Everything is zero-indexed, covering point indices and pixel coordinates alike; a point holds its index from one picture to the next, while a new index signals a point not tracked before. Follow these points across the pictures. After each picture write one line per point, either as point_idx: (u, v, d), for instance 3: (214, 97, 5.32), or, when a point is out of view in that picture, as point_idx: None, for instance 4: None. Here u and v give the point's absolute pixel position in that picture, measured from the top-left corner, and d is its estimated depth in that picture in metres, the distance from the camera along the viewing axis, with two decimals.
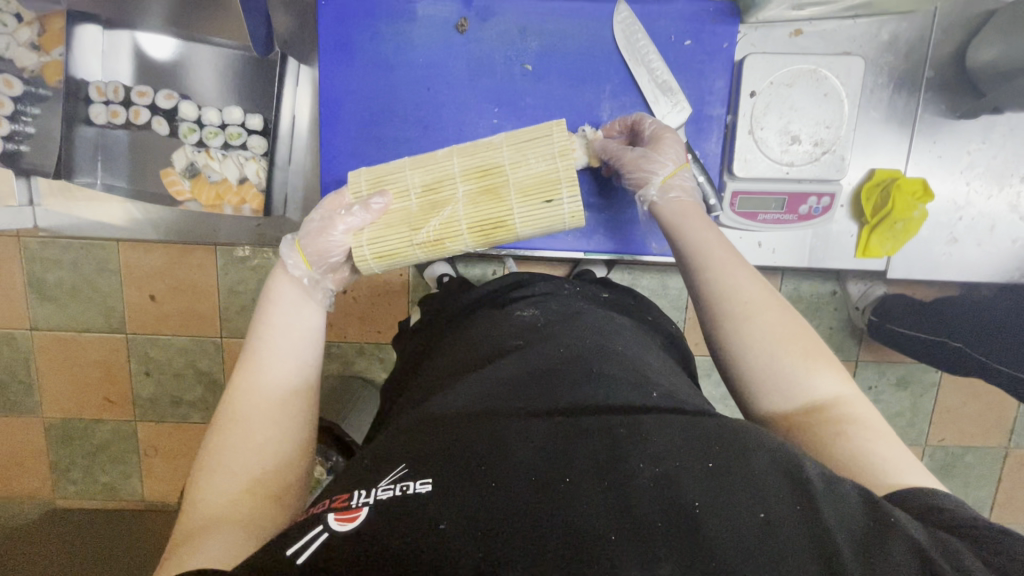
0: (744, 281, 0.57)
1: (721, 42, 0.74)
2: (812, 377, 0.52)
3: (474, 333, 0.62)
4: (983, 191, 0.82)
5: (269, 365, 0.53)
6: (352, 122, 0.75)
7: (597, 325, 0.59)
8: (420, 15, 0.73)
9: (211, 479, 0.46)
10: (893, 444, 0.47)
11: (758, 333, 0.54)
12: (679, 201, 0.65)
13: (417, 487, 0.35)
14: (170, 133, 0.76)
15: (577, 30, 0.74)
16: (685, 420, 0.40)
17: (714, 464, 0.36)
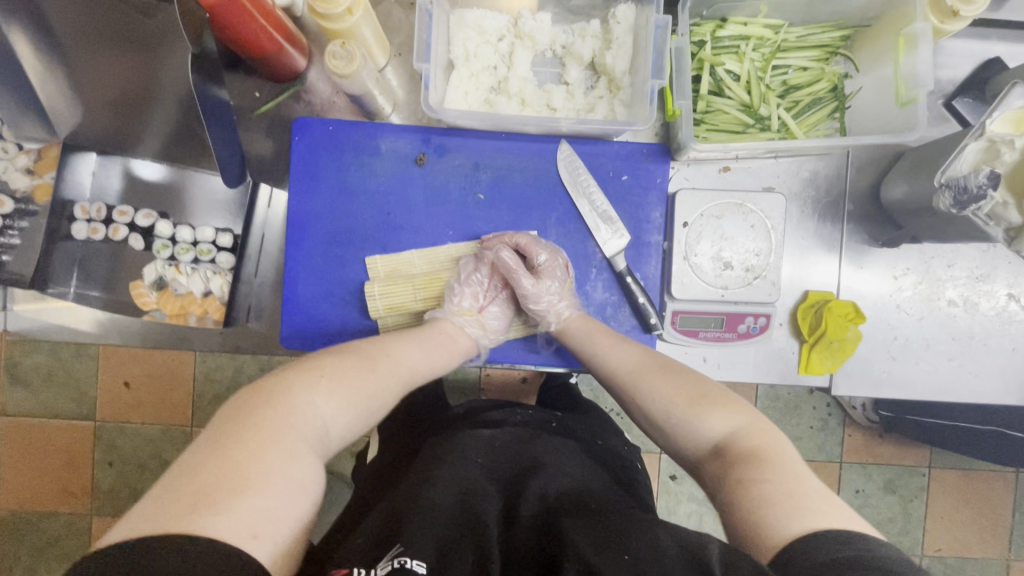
0: (649, 373, 0.64)
1: (655, 178, 0.82)
2: (705, 417, 0.57)
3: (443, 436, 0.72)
4: (914, 312, 0.86)
5: (386, 378, 0.64)
6: (316, 241, 0.81)
7: (574, 448, 0.68)
8: (383, 149, 0.81)
9: (281, 423, 0.52)
10: (794, 479, 0.47)
11: (651, 401, 0.62)
12: (573, 316, 0.77)
13: (414, 565, 0.47)
14: (145, 247, 0.82)
15: (525, 165, 0.82)
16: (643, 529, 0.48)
17: (640, 557, 0.45)
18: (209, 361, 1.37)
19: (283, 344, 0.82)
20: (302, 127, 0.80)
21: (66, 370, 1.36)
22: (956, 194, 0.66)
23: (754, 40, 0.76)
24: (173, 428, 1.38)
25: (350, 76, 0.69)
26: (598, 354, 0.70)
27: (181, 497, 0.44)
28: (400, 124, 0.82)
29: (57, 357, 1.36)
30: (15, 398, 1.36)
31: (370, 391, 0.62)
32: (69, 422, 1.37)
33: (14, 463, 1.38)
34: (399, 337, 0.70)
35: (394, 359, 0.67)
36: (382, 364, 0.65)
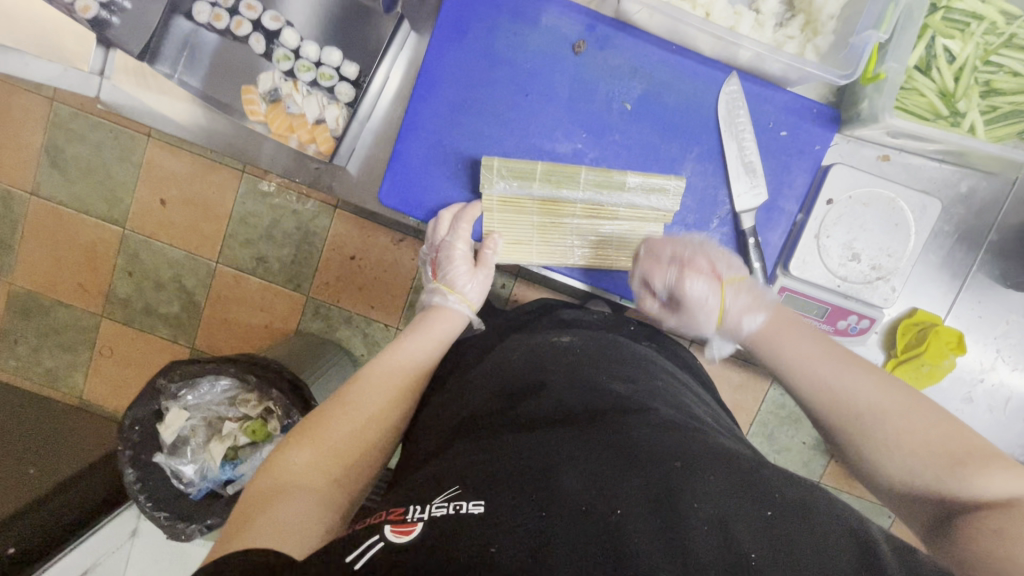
0: (885, 405, 0.53)
1: (814, 144, 0.76)
2: (890, 429, 0.52)
3: (505, 354, 0.65)
4: (1008, 361, 0.83)
5: (379, 375, 0.63)
6: (444, 102, 0.75)
7: (654, 367, 0.63)
8: (542, 23, 0.73)
9: (313, 454, 0.55)
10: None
11: (894, 440, 0.51)
12: (716, 252, 0.68)
13: (471, 508, 0.39)
14: (264, 53, 0.76)
15: (684, 87, 0.75)
16: (734, 468, 0.43)
17: (772, 512, 0.40)
18: (249, 204, 1.32)
19: (380, 199, 0.77)
20: None
21: (105, 168, 1.32)
22: None
23: (987, 23, 0.68)
24: (200, 258, 1.36)
25: None
26: (778, 338, 0.60)
27: (239, 517, 0.49)
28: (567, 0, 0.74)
29: (97, 153, 1.31)
30: (49, 181, 1.33)
31: (366, 401, 0.61)
32: (100, 223, 1.35)
33: (36, 247, 1.37)
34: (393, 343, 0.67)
35: (393, 360, 0.65)
36: (371, 376, 0.63)
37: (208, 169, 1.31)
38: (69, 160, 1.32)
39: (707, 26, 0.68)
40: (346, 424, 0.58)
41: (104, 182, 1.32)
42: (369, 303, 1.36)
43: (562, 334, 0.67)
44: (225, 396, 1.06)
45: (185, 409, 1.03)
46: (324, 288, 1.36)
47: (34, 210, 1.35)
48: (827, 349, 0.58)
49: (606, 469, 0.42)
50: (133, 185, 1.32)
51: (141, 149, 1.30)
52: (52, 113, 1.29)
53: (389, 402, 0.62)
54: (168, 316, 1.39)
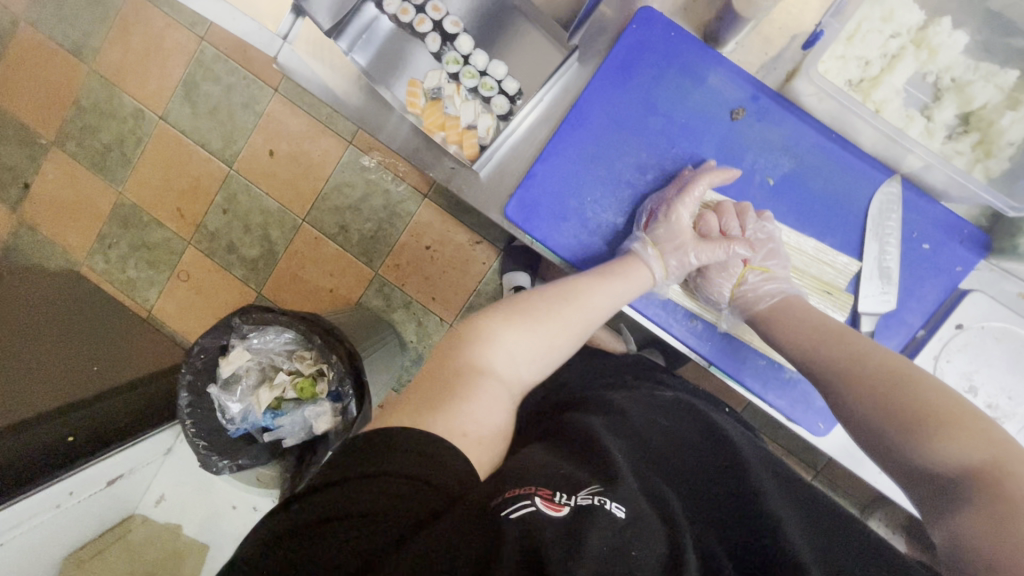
0: (872, 384, 0.60)
1: (954, 266, 0.73)
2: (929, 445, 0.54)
3: (611, 387, 0.69)
4: None
5: (582, 307, 0.66)
6: (592, 133, 0.76)
7: (746, 436, 0.66)
8: (708, 83, 0.74)
9: (504, 350, 0.59)
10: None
11: (875, 421, 0.59)
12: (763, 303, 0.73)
13: (614, 508, 0.43)
14: (436, 52, 0.81)
15: (833, 176, 0.74)
16: (841, 548, 0.49)
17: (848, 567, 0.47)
18: (347, 174, 1.39)
19: (504, 212, 0.79)
20: (646, 19, 0.74)
21: (230, 110, 1.41)
22: None
23: None
24: (290, 213, 1.43)
25: None
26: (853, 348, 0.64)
27: (425, 389, 0.53)
28: (739, 67, 0.75)
29: (227, 95, 1.41)
30: (178, 110, 1.44)
31: (546, 332, 0.63)
32: (211, 158, 1.45)
33: (147, 164, 1.48)
34: (584, 288, 0.68)
35: (580, 301, 0.66)
36: (554, 310, 0.64)
37: (321, 133, 1.39)
38: (201, 95, 1.42)
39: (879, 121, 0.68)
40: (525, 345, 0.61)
41: (225, 122, 1.42)
42: (431, 295, 1.39)
43: (666, 390, 0.69)
44: (284, 348, 1.09)
45: (247, 350, 1.06)
46: (392, 268, 1.40)
47: (158, 132, 1.46)
48: (829, 338, 0.66)
49: (692, 507, 0.50)
50: (249, 131, 1.42)
51: (266, 102, 1.39)
52: (199, 51, 1.41)
53: (562, 345, 0.65)
54: (246, 258, 1.46)
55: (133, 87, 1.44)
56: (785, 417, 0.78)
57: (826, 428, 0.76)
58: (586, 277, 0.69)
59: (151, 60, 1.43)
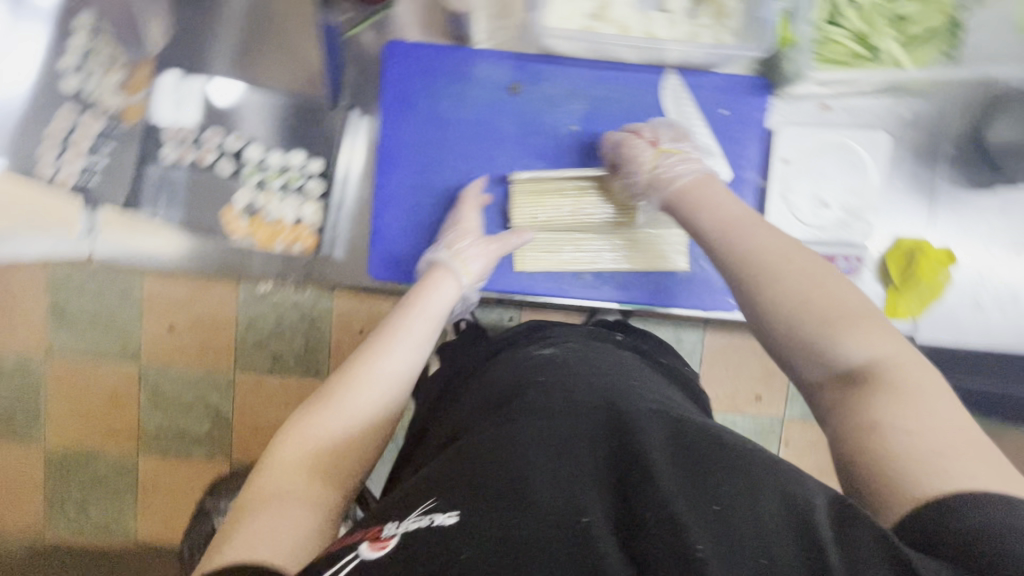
0: (790, 279, 0.52)
1: (754, 113, 0.80)
2: (842, 342, 0.48)
3: (497, 374, 0.63)
4: (999, 259, 0.85)
5: (385, 368, 0.61)
6: (406, 168, 0.80)
7: (625, 363, 0.62)
8: (477, 76, 0.79)
9: (303, 447, 0.54)
10: (939, 427, 0.41)
11: (797, 316, 0.50)
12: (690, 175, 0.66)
13: (444, 518, 0.36)
14: (233, 173, 0.81)
15: (620, 96, 0.80)
16: (703, 448, 0.40)
17: (722, 505, 0.35)
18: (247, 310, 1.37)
19: (371, 275, 0.82)
20: (395, 51, 0.78)
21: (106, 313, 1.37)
22: None
23: None
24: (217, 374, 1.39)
25: None
26: (749, 234, 0.56)
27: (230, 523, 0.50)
28: (496, 50, 0.79)
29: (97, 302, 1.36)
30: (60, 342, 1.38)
31: (362, 399, 0.58)
32: (114, 367, 1.39)
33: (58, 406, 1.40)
34: (388, 331, 0.64)
35: (393, 347, 0.63)
36: (362, 370, 0.60)
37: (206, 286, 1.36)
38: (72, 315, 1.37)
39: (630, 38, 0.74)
40: (346, 422, 0.57)
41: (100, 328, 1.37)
42: None
43: (544, 347, 0.67)
44: None
45: None
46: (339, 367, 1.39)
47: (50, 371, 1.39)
48: (745, 217, 0.58)
49: (561, 447, 0.40)
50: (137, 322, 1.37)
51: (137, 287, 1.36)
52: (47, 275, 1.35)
53: (390, 396, 0.60)
54: (200, 437, 1.41)
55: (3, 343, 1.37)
56: (702, 310, 0.83)
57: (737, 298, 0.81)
58: (389, 327, 0.65)
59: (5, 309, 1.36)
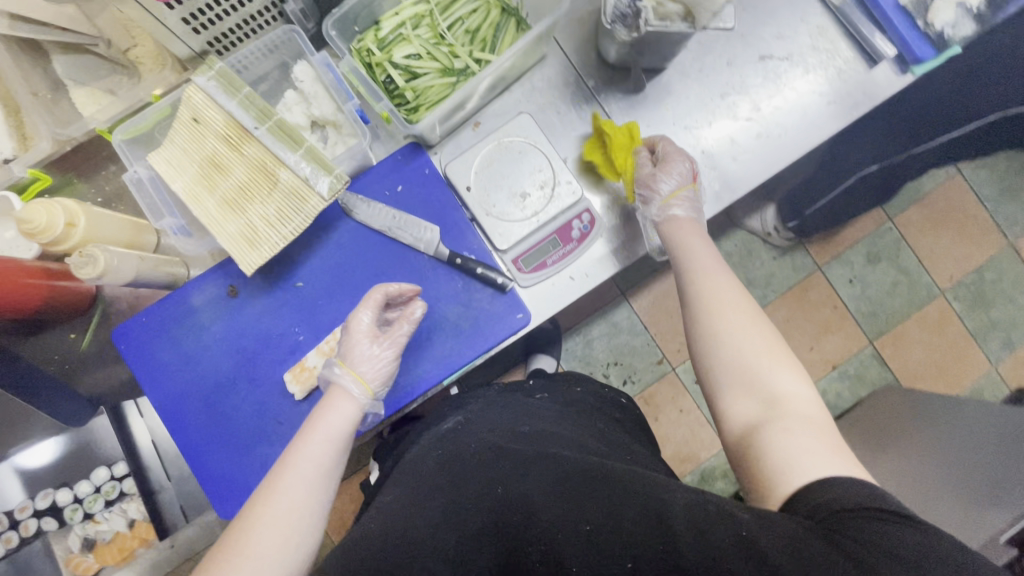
0: (736, 320, 0.69)
1: (423, 170, 0.87)
2: (776, 379, 0.63)
3: (420, 447, 0.74)
4: (701, 124, 0.92)
5: (296, 497, 0.63)
6: (195, 413, 0.84)
7: (540, 414, 0.74)
8: (197, 304, 0.85)
9: None
10: (820, 442, 0.56)
11: (744, 363, 0.66)
12: (683, 219, 0.82)
13: None
14: (60, 522, 0.86)
15: (316, 234, 0.86)
16: (594, 506, 0.52)
17: (591, 525, 0.51)
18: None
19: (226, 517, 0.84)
20: (122, 336, 0.84)
21: None
22: (623, 22, 0.74)
23: (409, 22, 0.84)
24: None
25: (105, 271, 0.73)
26: (691, 252, 0.78)
27: None
28: (200, 275, 0.86)
29: None
30: None
31: (263, 542, 0.60)
32: None
33: None
34: (286, 467, 0.65)
35: (293, 478, 0.64)
36: (265, 513, 0.62)
37: None
38: None
39: (288, 229, 0.74)
40: (246, 572, 0.58)
41: None
42: None
43: (451, 419, 0.77)
44: None
45: None
46: None
47: None
48: (710, 274, 0.75)
49: (465, 531, 0.56)
50: None
51: None
52: None
53: (311, 527, 0.63)
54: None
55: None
56: (507, 337, 0.86)
57: (522, 312, 0.84)
58: (290, 451, 0.67)
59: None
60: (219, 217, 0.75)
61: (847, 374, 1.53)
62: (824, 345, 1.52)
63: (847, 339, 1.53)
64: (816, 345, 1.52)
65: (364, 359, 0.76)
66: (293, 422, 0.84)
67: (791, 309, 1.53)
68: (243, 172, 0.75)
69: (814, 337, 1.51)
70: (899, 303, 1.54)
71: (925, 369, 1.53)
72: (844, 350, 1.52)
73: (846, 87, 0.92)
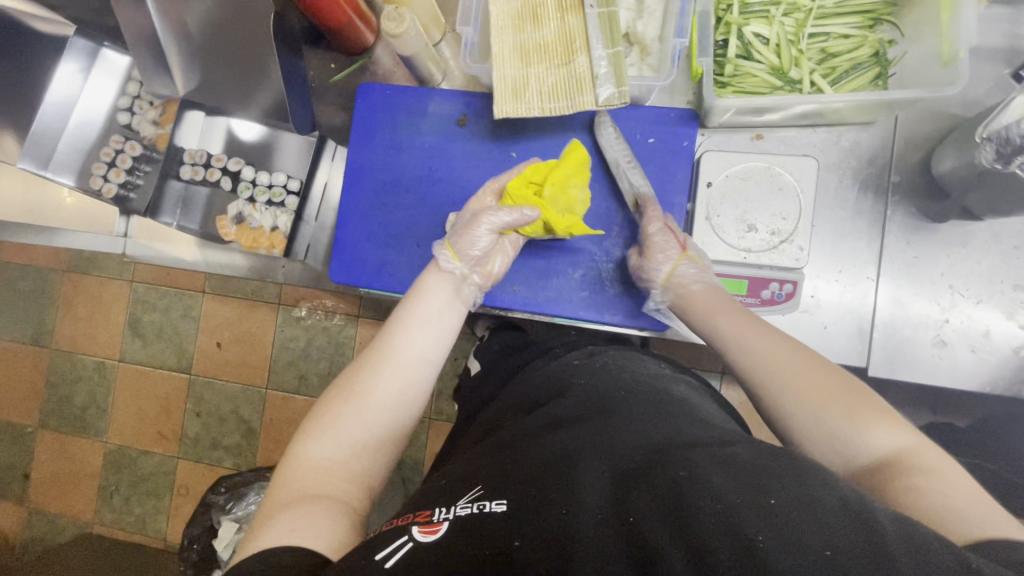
0: (795, 378, 0.60)
1: (682, 141, 0.84)
2: (868, 430, 0.55)
3: (534, 384, 0.73)
4: (968, 296, 0.80)
5: (400, 353, 0.69)
6: (368, 188, 0.92)
7: (675, 388, 0.66)
8: (430, 111, 0.91)
9: (327, 441, 0.62)
10: (968, 494, 0.48)
11: (819, 412, 0.58)
12: (697, 291, 0.76)
13: (493, 507, 0.45)
14: (232, 189, 0.99)
15: (554, 127, 0.87)
16: (764, 470, 0.44)
17: (776, 498, 0.41)
18: (287, 329, 1.59)
19: (334, 280, 0.94)
20: (364, 92, 0.92)
21: (169, 325, 1.65)
22: (997, 147, 0.63)
23: (784, 6, 0.78)
24: (253, 387, 1.61)
25: (400, 35, 0.79)
26: (720, 327, 0.70)
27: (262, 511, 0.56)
28: (449, 90, 0.92)
29: (168, 317, 1.65)
30: (133, 349, 1.67)
31: (381, 391, 0.66)
32: (171, 374, 1.66)
33: (126, 404, 1.68)
34: (402, 322, 0.71)
35: (405, 331, 0.71)
36: (381, 363, 0.68)
37: (252, 306, 1.61)
38: (144, 325, 1.67)
39: (551, 105, 0.76)
40: (365, 415, 0.64)
41: (162, 337, 1.66)
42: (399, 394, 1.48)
43: (578, 357, 0.76)
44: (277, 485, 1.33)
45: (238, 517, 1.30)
46: None
47: (122, 373, 1.68)
48: (739, 329, 0.68)
49: (599, 456, 0.48)
50: (194, 335, 1.64)
51: (198, 305, 1.64)
52: (133, 291, 1.67)
53: (408, 381, 0.68)
54: (229, 443, 1.62)
55: (92, 349, 1.70)
56: (632, 326, 0.85)
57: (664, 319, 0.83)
58: (403, 308, 0.73)
59: (99, 320, 1.69)
60: (506, 56, 0.77)
61: None
62: None
63: None
64: None
65: (473, 250, 0.79)
66: (426, 252, 0.90)
67: None
68: (553, 33, 0.76)
69: None
70: None
71: None
72: None
73: None
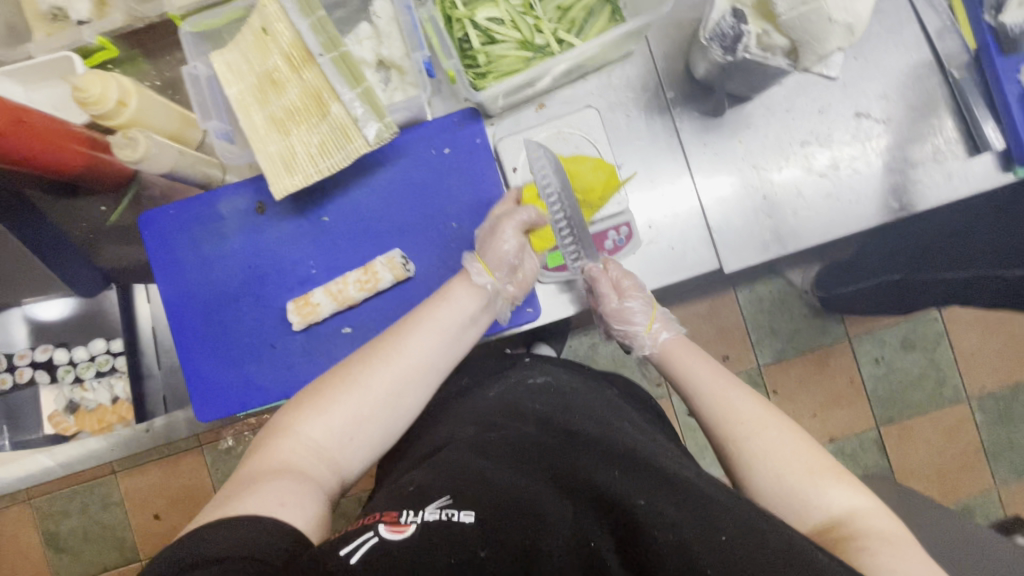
0: (763, 430, 0.62)
1: (474, 138, 0.84)
2: (824, 490, 0.58)
3: (485, 392, 0.76)
4: (771, 167, 0.87)
5: (415, 357, 0.68)
6: (197, 314, 0.86)
7: (619, 409, 0.72)
8: (224, 212, 0.85)
9: (321, 422, 0.63)
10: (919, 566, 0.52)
11: (782, 468, 0.59)
12: (670, 341, 0.75)
13: (461, 517, 0.50)
14: (51, 378, 0.89)
15: (353, 174, 0.85)
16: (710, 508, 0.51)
17: (727, 534, 0.49)
18: (220, 467, 1.47)
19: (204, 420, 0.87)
20: (147, 222, 0.85)
21: (93, 524, 1.47)
22: (720, 42, 0.68)
23: None
24: None
25: (144, 158, 0.74)
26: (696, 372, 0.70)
27: (238, 478, 0.59)
28: (235, 183, 0.87)
29: (87, 516, 1.47)
30: (64, 567, 1.48)
31: (382, 382, 0.66)
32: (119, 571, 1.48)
33: None
34: (427, 324, 0.70)
35: (417, 331, 0.69)
36: (389, 362, 0.67)
37: (173, 462, 1.47)
38: (64, 538, 1.48)
39: (326, 163, 0.73)
40: (360, 401, 0.64)
41: (92, 539, 1.48)
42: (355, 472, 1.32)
43: (538, 375, 0.78)
44: None
45: None
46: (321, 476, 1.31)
47: None
48: (715, 376, 0.68)
49: (567, 488, 0.54)
50: (125, 521, 1.47)
51: (114, 489, 1.47)
52: (35, 509, 1.47)
53: (412, 383, 0.67)
54: None
55: None
56: (508, 328, 0.85)
57: (532, 308, 0.84)
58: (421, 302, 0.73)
59: (12, 557, 1.48)
60: (262, 133, 0.74)
61: (844, 451, 1.48)
62: (833, 417, 1.47)
63: (854, 417, 1.47)
64: (825, 414, 1.47)
65: (506, 260, 0.75)
66: (285, 350, 0.85)
67: (811, 370, 1.47)
68: (297, 94, 0.73)
69: (825, 407, 1.47)
70: (924, 398, 1.47)
71: (925, 470, 1.47)
72: (853, 424, 1.47)
73: (937, 169, 0.85)
